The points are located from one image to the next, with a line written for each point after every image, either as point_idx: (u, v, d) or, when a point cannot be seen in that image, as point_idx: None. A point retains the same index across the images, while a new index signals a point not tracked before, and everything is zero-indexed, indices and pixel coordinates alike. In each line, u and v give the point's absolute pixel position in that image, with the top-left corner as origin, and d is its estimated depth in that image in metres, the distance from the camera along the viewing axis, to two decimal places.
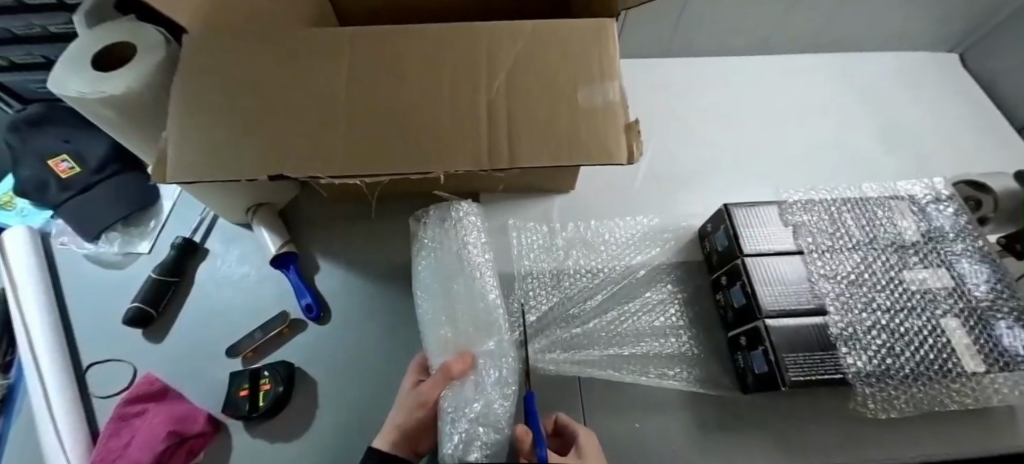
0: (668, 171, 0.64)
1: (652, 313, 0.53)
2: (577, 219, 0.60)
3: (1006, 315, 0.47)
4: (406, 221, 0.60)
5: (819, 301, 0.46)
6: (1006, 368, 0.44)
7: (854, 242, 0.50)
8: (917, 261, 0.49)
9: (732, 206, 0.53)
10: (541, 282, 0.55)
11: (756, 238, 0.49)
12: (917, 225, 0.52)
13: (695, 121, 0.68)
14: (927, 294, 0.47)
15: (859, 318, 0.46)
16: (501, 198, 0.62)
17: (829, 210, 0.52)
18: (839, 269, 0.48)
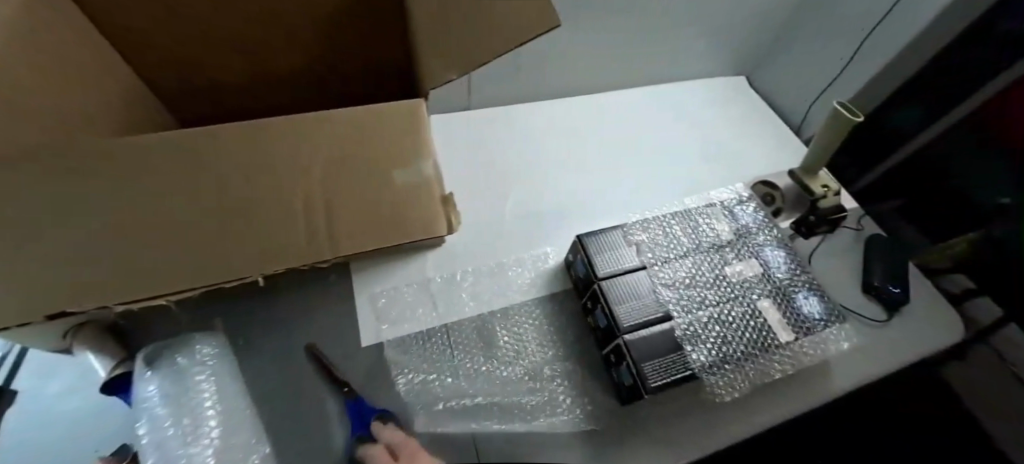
0: (534, 209, 0.70)
1: (531, 350, 0.56)
2: (452, 271, 0.62)
3: (801, 287, 0.58)
4: (275, 305, 0.56)
5: (663, 309, 0.53)
6: (807, 332, 0.54)
7: (685, 249, 0.59)
8: (733, 256, 0.59)
9: (584, 236, 0.59)
10: (422, 344, 0.55)
11: (607, 262, 0.56)
12: (730, 226, 0.62)
13: (551, 159, 0.76)
14: (744, 283, 0.57)
15: (697, 316, 0.53)
16: (377, 262, 0.61)
17: (662, 225, 0.61)
18: (675, 275, 0.56)
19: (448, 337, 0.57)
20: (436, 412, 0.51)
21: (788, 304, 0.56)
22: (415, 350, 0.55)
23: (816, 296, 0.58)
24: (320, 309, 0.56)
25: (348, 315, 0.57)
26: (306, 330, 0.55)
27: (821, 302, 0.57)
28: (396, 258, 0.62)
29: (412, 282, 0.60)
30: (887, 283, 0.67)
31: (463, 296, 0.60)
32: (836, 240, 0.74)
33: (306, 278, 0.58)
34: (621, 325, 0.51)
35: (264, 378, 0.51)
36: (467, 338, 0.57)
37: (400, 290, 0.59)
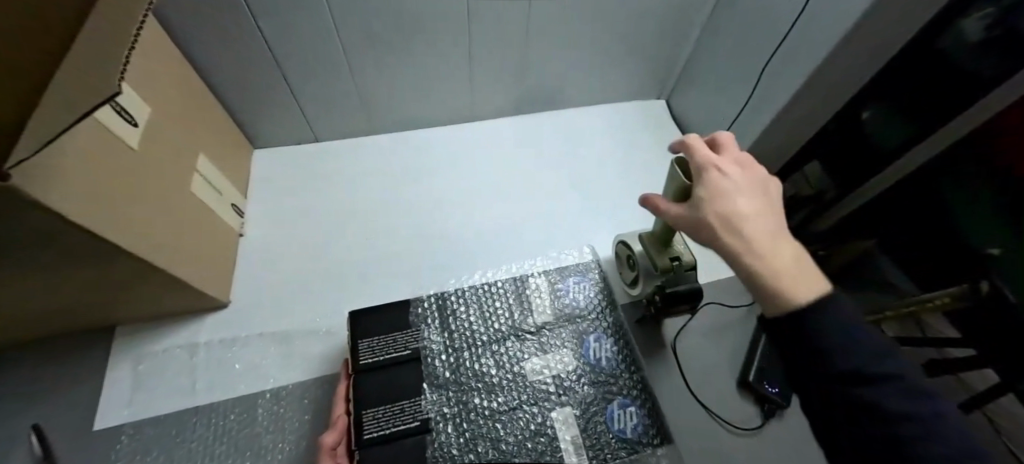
0: (361, 256, 0.64)
1: (285, 445, 0.48)
2: (231, 336, 0.55)
3: (624, 393, 0.45)
4: (30, 368, 0.51)
5: (424, 416, 0.43)
6: (608, 460, 0.41)
7: (480, 337, 0.48)
8: (543, 346, 0.48)
9: (360, 312, 0.49)
10: (166, 427, 0.48)
11: (375, 349, 0.46)
12: (553, 304, 0.51)
13: (398, 196, 0.71)
14: (544, 384, 0.45)
15: (461, 429, 0.42)
16: (151, 321, 0.55)
17: (463, 302, 0.50)
18: (455, 372, 0.45)
19: (195, 424, 0.49)
20: None
21: (593, 418, 0.43)
22: (149, 437, 0.47)
23: (641, 407, 0.44)
24: (59, 383, 0.50)
25: (92, 388, 0.50)
26: (40, 406, 0.48)
27: (645, 416, 0.44)
28: (176, 318, 0.56)
29: (175, 353, 0.53)
30: (762, 381, 0.53)
31: (232, 371, 0.52)
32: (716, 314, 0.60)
33: (62, 342, 0.52)
34: (360, 437, 0.41)
35: None
36: (218, 425, 0.49)
37: (159, 361, 0.52)
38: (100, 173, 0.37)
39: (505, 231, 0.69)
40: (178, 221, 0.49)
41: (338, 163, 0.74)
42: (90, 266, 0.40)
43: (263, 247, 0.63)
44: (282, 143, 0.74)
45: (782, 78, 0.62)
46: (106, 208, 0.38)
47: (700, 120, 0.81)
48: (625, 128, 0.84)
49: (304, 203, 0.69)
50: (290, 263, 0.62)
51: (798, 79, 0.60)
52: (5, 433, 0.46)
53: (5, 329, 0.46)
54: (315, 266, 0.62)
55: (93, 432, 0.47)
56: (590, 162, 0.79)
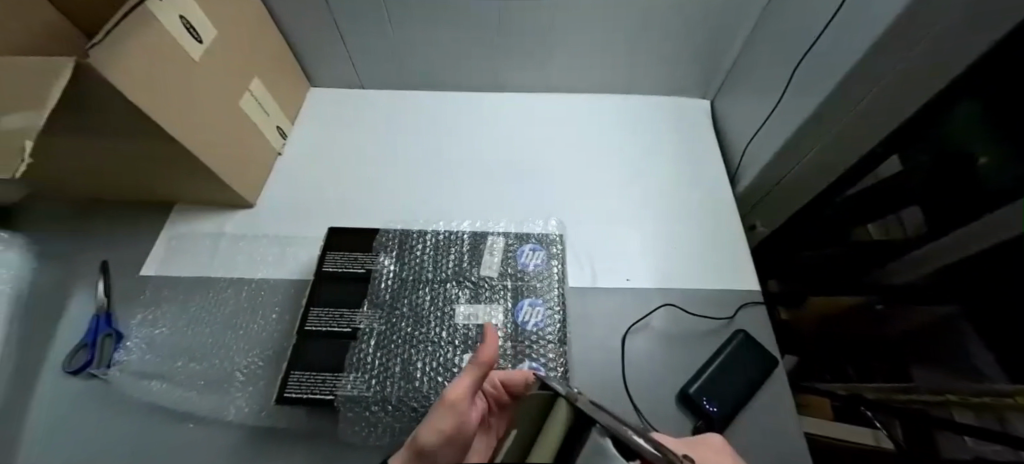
0: (364, 190, 0.71)
1: (259, 323, 0.57)
2: (248, 231, 0.66)
3: (538, 358, 0.46)
4: (113, 223, 0.67)
5: (356, 326, 0.48)
6: None
7: (427, 274, 0.52)
8: (478, 297, 0.50)
9: (336, 230, 0.56)
10: (183, 289, 0.61)
11: (338, 262, 0.53)
12: (501, 263, 0.52)
13: (413, 146, 0.76)
14: (467, 329, 0.48)
15: (382, 345, 0.47)
16: (199, 208, 0.68)
17: (422, 242, 0.54)
18: (395, 297, 0.50)
19: (202, 291, 0.60)
20: (141, 346, 0.56)
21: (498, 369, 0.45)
22: (169, 291, 0.60)
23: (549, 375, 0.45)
24: (128, 236, 0.65)
25: (147, 247, 0.65)
26: (113, 251, 0.64)
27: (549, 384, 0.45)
28: (217, 209, 0.68)
29: (208, 234, 0.66)
30: (703, 396, 0.50)
31: (240, 258, 0.63)
32: (680, 322, 0.57)
33: (138, 206, 0.69)
34: (302, 326, 0.48)
35: (58, 277, 0.62)
36: (217, 296, 0.60)
37: (194, 237, 0.65)
38: (164, 72, 0.48)
39: (499, 196, 0.70)
40: (227, 127, 0.60)
41: (373, 109, 0.82)
42: (148, 145, 0.52)
43: (292, 167, 0.74)
44: (332, 86, 0.84)
45: (805, 98, 0.55)
46: (166, 100, 0.49)
47: (737, 126, 0.74)
48: (654, 122, 0.80)
49: (334, 137, 0.78)
50: (307, 183, 0.72)
51: (816, 99, 0.52)
52: (88, 262, 0.63)
53: (99, 184, 0.62)
54: (327, 191, 0.71)
55: (139, 276, 0.62)
56: (605, 149, 0.77)
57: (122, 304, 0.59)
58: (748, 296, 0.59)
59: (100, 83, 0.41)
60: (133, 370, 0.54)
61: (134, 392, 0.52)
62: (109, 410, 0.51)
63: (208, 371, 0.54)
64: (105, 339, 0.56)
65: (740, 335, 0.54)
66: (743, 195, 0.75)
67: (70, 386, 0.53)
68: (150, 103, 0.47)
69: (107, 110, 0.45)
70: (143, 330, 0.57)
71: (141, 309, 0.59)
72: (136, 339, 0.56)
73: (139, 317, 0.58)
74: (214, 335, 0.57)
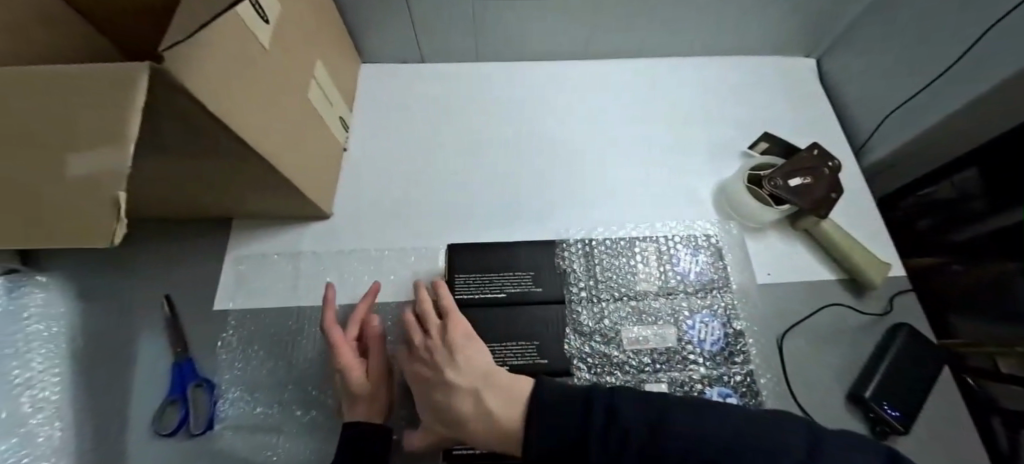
0: (451, 187, 0.61)
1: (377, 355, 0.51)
2: (327, 246, 0.57)
3: (729, 383, 0.49)
4: (163, 245, 0.56)
5: (515, 362, 0.47)
6: None
7: (621, 293, 0.54)
8: (664, 317, 0.53)
9: (457, 251, 0.53)
10: (270, 323, 0.52)
11: (474, 286, 0.51)
12: (668, 278, 0.55)
13: (494, 130, 0.66)
14: (666, 351, 0.51)
15: (603, 378, 0.49)
16: (262, 223, 0.58)
17: (599, 260, 0.55)
18: (596, 322, 0.52)
19: (294, 324, 0.52)
20: (241, 396, 0.49)
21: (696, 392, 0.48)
22: (255, 326, 0.52)
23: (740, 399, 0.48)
24: (186, 261, 0.55)
25: (212, 273, 0.55)
26: (172, 281, 0.54)
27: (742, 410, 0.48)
28: (283, 223, 0.58)
29: (281, 253, 0.56)
30: (882, 400, 0.47)
31: (328, 282, 0.55)
32: (835, 321, 0.53)
33: (187, 224, 0.58)
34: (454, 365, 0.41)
35: (114, 320, 0.52)
36: (314, 329, 0.52)
37: (265, 259, 0.55)
38: (244, 76, 0.38)
39: (606, 184, 0.62)
40: (301, 129, 0.50)
41: (436, 87, 0.69)
42: (221, 164, 0.41)
43: (361, 165, 0.62)
44: (382, 60, 0.70)
45: (984, 70, 0.48)
46: (251, 112, 0.39)
47: (860, 92, 0.66)
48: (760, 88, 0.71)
49: (402, 126, 0.66)
50: (386, 184, 0.61)
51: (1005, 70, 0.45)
52: (145, 297, 0.53)
53: (143, 205, 0.51)
54: (406, 192, 0.61)
55: (212, 311, 0.53)
56: (708, 123, 0.66)
57: (205, 347, 0.51)
58: (899, 285, 0.55)
59: (179, 102, 0.30)
60: (241, 422, 0.48)
61: (253, 451, 0.46)
62: None
63: (332, 419, 0.48)
64: (196, 389, 0.49)
65: (906, 329, 0.51)
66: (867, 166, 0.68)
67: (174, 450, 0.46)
68: (239, 121, 0.36)
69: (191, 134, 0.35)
70: (236, 373, 0.50)
71: (227, 350, 0.51)
72: (233, 390, 0.49)
73: (227, 359, 0.50)
74: (325, 377, 0.50)
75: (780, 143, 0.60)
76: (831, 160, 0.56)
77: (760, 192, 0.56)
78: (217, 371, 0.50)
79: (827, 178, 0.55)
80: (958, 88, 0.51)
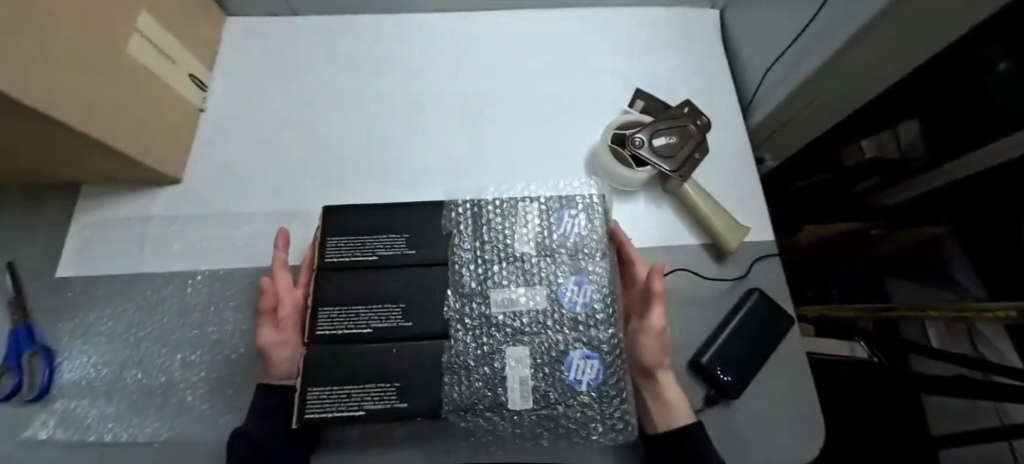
0: (316, 148, 0.58)
1: (220, 321, 0.50)
2: (178, 211, 0.55)
3: (595, 345, 0.42)
4: (12, 212, 0.55)
5: (379, 326, 0.42)
6: (553, 406, 0.40)
7: (507, 252, 0.45)
8: (546, 276, 0.44)
9: (331, 211, 0.46)
10: (115, 289, 0.51)
11: (343, 250, 0.45)
12: (557, 235, 0.46)
13: (368, 86, 0.62)
14: (540, 314, 0.43)
15: (479, 342, 0.42)
16: (112, 189, 0.56)
17: (488, 216, 0.47)
18: (479, 283, 0.44)
19: (140, 288, 0.51)
20: (80, 363, 0.48)
21: (556, 358, 0.41)
22: (100, 293, 0.51)
23: (605, 363, 0.41)
24: (32, 227, 0.54)
25: (60, 239, 0.54)
26: (15, 247, 0.53)
27: (604, 376, 0.41)
28: (134, 187, 0.56)
29: (132, 218, 0.54)
30: (717, 365, 0.47)
31: (175, 247, 0.53)
32: (691, 280, 0.52)
33: (38, 191, 0.56)
34: (313, 331, 0.42)
35: None
36: (157, 294, 0.51)
37: (110, 225, 0.54)
38: (71, 62, 0.38)
39: (478, 139, 0.58)
40: (140, 96, 0.48)
41: (307, 41, 0.65)
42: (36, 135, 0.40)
43: (217, 127, 0.59)
44: (254, 13, 0.66)
45: (846, 14, 0.44)
46: (73, 89, 0.38)
47: (757, 44, 0.62)
48: (659, 38, 0.66)
49: (270, 87, 0.62)
50: (249, 145, 0.58)
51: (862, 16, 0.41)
52: None
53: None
54: (269, 151, 0.58)
55: (56, 278, 0.52)
56: (592, 81, 0.62)
57: (45, 313, 0.50)
58: (767, 246, 0.53)
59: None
60: (79, 388, 0.47)
61: (84, 415, 0.46)
62: (59, 437, 0.45)
63: (168, 384, 0.48)
64: (33, 355, 0.48)
65: (755, 294, 0.50)
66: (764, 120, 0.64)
67: (10, 416, 0.46)
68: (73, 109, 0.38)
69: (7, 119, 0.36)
70: (76, 341, 0.49)
71: (70, 317, 0.50)
72: (76, 357, 0.49)
73: (70, 326, 0.50)
74: (166, 342, 0.49)
75: (654, 101, 0.57)
76: (700, 117, 0.53)
77: (623, 154, 0.53)
78: (57, 338, 0.49)
79: (692, 137, 0.52)
80: (827, 37, 0.47)
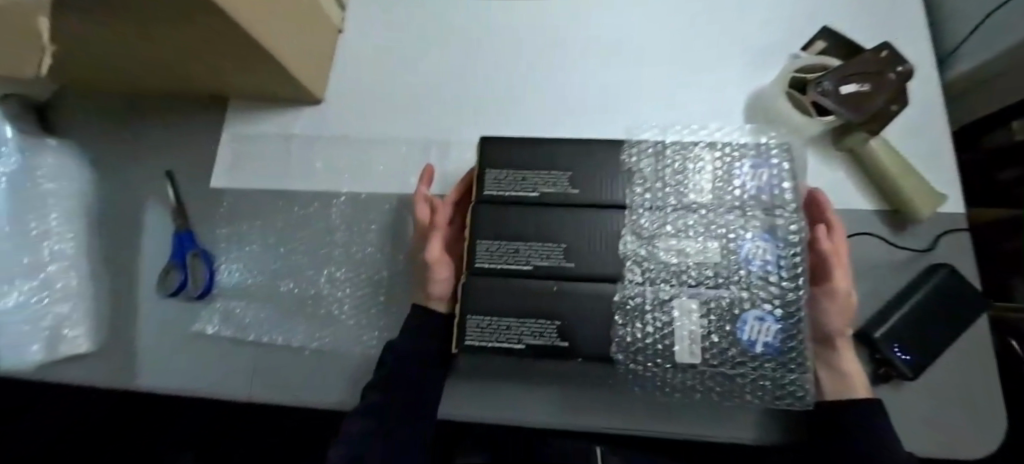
0: (454, 77, 0.56)
1: (363, 243, 0.51)
2: (319, 131, 0.55)
3: (773, 308, 0.38)
4: (166, 121, 0.57)
5: (541, 264, 0.40)
6: (724, 364, 0.37)
7: (687, 201, 0.42)
8: (729, 228, 0.40)
9: (489, 141, 0.44)
10: (263, 203, 0.53)
11: (502, 183, 0.43)
12: (745, 187, 0.42)
13: (508, 15, 0.58)
14: (718, 267, 0.39)
15: (653, 285, 0.40)
16: (256, 106, 0.57)
17: (669, 159, 0.44)
18: (657, 225, 0.41)
19: (287, 204, 0.53)
20: (235, 269, 0.51)
21: (734, 314, 0.38)
22: (250, 205, 0.53)
23: (783, 328, 0.37)
24: (187, 137, 0.56)
25: (210, 150, 0.55)
26: (172, 155, 0.55)
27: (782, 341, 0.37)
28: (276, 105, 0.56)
29: (277, 135, 0.55)
30: (893, 342, 0.42)
31: (318, 167, 0.54)
32: (858, 250, 0.47)
33: (189, 103, 0.58)
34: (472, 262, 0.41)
35: (121, 189, 0.54)
36: (303, 211, 0.52)
37: (258, 140, 0.55)
38: None
39: (626, 79, 0.54)
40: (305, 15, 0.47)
41: None
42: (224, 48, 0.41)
43: (356, 50, 0.58)
44: None
45: None
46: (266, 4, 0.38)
47: None
48: None
49: (408, 12, 0.60)
50: (387, 70, 0.57)
51: None
52: (147, 169, 0.55)
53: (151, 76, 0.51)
54: (407, 77, 0.56)
55: (210, 187, 0.54)
56: (757, 21, 0.55)
57: (201, 220, 0.53)
58: (955, 220, 0.47)
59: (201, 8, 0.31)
60: (236, 291, 0.50)
61: (243, 317, 0.49)
62: (221, 334, 0.48)
63: (316, 297, 0.49)
64: (194, 257, 0.51)
65: (943, 269, 0.44)
66: (955, 80, 0.55)
67: (176, 309, 0.50)
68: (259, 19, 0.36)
69: (182, 19, 0.32)
70: (230, 248, 0.52)
71: (224, 226, 0.52)
72: (231, 262, 0.51)
73: (224, 234, 0.52)
74: (313, 258, 0.51)
75: (839, 45, 0.50)
76: (901, 64, 0.46)
77: (802, 101, 0.47)
78: (214, 244, 0.52)
79: (890, 85, 0.45)
80: None
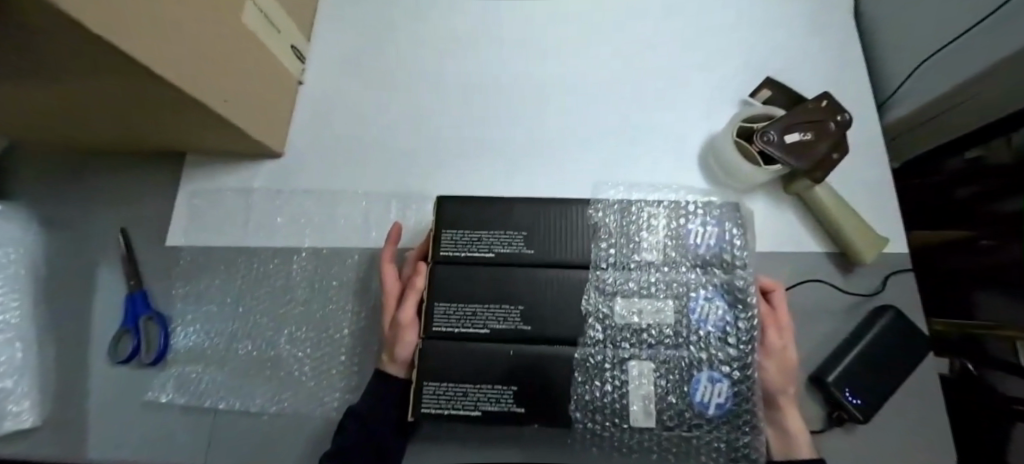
0: (415, 127, 0.56)
1: (324, 300, 0.50)
2: (279, 186, 0.54)
3: (725, 369, 0.39)
4: (123, 178, 0.56)
5: (497, 328, 0.40)
6: (677, 426, 0.38)
7: (648, 258, 0.43)
8: (687, 286, 0.41)
9: (445, 201, 0.44)
10: (222, 261, 0.52)
11: (460, 246, 0.43)
12: (703, 243, 0.43)
13: (469, 63, 0.59)
14: (677, 327, 0.40)
15: (616, 345, 0.40)
16: (216, 161, 0.56)
17: (632, 215, 0.44)
18: (620, 282, 0.41)
19: (246, 261, 0.52)
20: (191, 331, 0.50)
21: (689, 376, 0.39)
22: (208, 264, 0.52)
23: (733, 388, 0.38)
24: (143, 195, 0.55)
25: (167, 207, 0.54)
26: (129, 213, 0.54)
27: (733, 402, 0.38)
28: (236, 159, 0.56)
29: (236, 190, 0.55)
30: (844, 387, 0.43)
31: (278, 222, 0.53)
32: (812, 293, 0.48)
33: (147, 158, 0.57)
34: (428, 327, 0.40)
35: (74, 250, 0.53)
36: (262, 269, 0.52)
37: (217, 196, 0.54)
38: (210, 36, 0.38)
39: (585, 126, 0.55)
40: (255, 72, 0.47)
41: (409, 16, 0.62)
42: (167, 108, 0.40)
43: (317, 102, 0.58)
44: None
45: None
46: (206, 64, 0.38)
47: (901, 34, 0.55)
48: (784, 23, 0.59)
49: (369, 62, 0.60)
50: (349, 122, 0.57)
51: None
52: (102, 228, 0.54)
53: (102, 137, 0.50)
54: (369, 128, 0.56)
55: (166, 246, 0.53)
56: (709, 67, 0.57)
57: (157, 280, 0.52)
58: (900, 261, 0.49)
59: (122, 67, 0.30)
60: (193, 355, 0.49)
61: (199, 382, 0.48)
62: (176, 402, 0.47)
63: (275, 358, 0.48)
64: (149, 321, 0.50)
65: (891, 312, 0.45)
66: (898, 119, 0.58)
67: (129, 376, 0.48)
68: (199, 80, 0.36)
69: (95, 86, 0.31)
70: (187, 309, 0.51)
71: (180, 286, 0.51)
72: (188, 324, 0.50)
73: (180, 294, 0.51)
74: (272, 318, 0.50)
75: (785, 93, 0.52)
76: (840, 113, 0.48)
77: (748, 148, 0.49)
78: (170, 305, 0.51)
79: (831, 134, 0.47)
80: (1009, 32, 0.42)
